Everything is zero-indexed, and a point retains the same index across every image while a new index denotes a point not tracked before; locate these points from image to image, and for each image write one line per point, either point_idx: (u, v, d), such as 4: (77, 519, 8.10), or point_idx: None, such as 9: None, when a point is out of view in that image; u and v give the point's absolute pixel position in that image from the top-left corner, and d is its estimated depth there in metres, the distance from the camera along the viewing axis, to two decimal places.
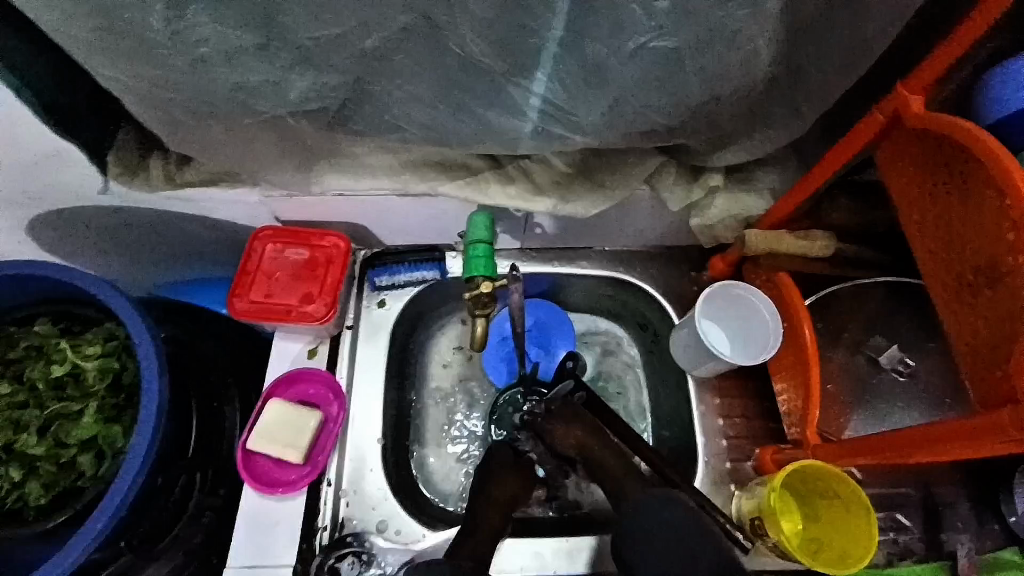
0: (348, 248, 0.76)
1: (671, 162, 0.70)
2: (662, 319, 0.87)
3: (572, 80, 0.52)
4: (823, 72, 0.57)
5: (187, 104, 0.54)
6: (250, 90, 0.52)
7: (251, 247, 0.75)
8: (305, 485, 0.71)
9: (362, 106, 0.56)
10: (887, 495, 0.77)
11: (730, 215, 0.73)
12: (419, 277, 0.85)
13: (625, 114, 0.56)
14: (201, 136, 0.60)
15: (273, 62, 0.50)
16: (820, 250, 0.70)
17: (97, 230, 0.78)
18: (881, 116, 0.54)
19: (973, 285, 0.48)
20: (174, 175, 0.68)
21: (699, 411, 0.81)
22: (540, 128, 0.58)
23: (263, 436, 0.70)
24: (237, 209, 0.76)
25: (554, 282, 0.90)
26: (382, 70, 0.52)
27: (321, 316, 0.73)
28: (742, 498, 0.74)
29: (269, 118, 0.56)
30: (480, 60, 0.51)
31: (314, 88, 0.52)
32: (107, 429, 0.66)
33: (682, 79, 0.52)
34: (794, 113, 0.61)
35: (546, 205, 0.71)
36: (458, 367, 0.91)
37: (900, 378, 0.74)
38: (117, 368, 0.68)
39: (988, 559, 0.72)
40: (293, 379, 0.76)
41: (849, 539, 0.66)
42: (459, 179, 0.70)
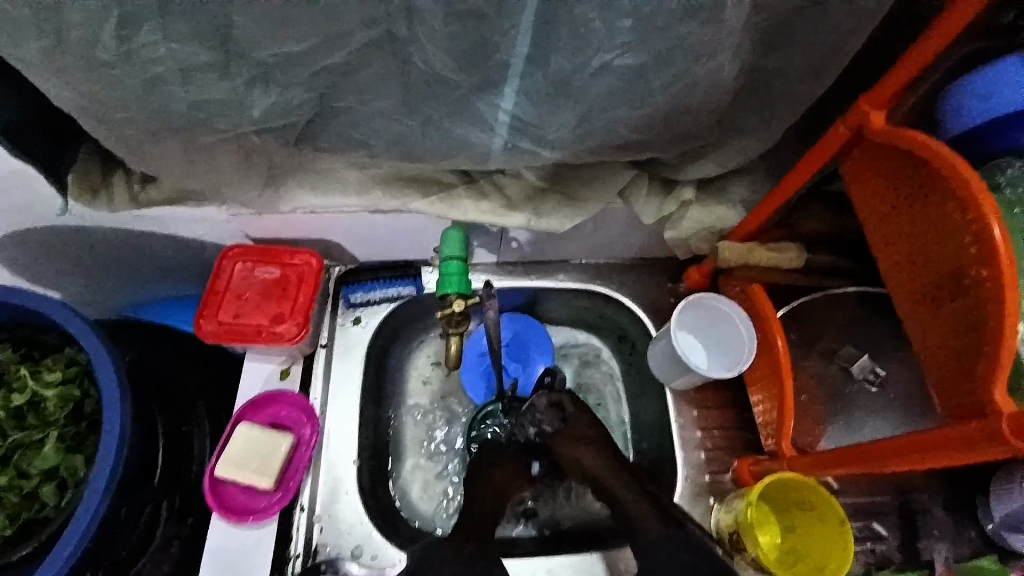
0: (320, 265, 0.74)
1: (643, 175, 0.70)
2: (639, 331, 0.87)
3: (540, 96, 0.52)
4: (787, 87, 0.57)
5: (147, 124, 0.53)
6: (211, 109, 0.51)
7: (219, 266, 0.73)
8: (277, 511, 0.69)
9: (328, 123, 0.55)
10: (865, 504, 0.77)
11: (704, 227, 0.74)
12: (394, 293, 0.84)
13: (594, 129, 0.56)
14: (163, 156, 0.58)
15: (234, 79, 0.49)
16: (791, 261, 0.71)
17: (57, 251, 0.76)
18: (844, 129, 0.54)
19: (937, 297, 0.48)
20: (138, 196, 0.67)
21: (678, 424, 0.81)
22: (510, 143, 0.58)
23: (231, 462, 0.67)
24: (205, 227, 0.74)
25: (531, 295, 0.89)
26: (347, 87, 0.51)
27: (293, 336, 0.71)
28: (720, 511, 0.74)
29: (234, 136, 0.55)
30: (447, 76, 0.50)
31: (278, 105, 0.52)
32: (68, 459, 0.63)
33: (649, 95, 0.52)
34: (761, 127, 0.62)
35: (521, 220, 0.71)
36: (437, 383, 0.89)
37: (870, 388, 0.75)
38: (78, 396, 0.65)
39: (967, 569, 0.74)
40: (262, 401, 0.74)
41: (826, 551, 0.66)
42: (432, 195, 0.69)
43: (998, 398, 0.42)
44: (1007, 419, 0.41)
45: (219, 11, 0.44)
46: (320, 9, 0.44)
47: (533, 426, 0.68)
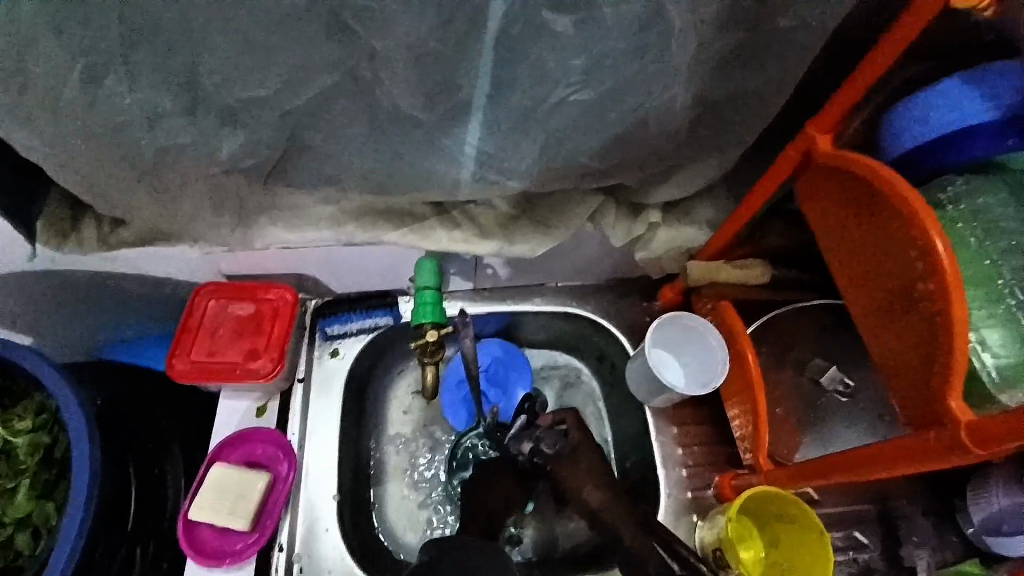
0: (294, 299, 0.74)
1: (609, 201, 0.72)
2: (617, 350, 0.88)
3: (503, 129, 0.54)
4: (740, 113, 0.60)
5: (114, 169, 0.53)
6: (178, 152, 0.51)
7: (192, 303, 0.73)
8: (253, 553, 0.67)
9: (297, 161, 0.56)
10: (845, 513, 0.78)
11: (672, 248, 0.76)
12: (372, 323, 0.84)
13: (558, 159, 0.58)
14: (132, 199, 0.58)
15: (200, 123, 0.49)
16: (757, 277, 0.74)
17: (26, 295, 0.75)
18: (794, 153, 0.57)
19: (889, 311, 0.50)
20: (109, 237, 0.66)
21: (659, 442, 0.82)
22: (478, 175, 0.59)
23: (206, 504, 0.66)
24: (178, 264, 0.74)
25: (509, 320, 0.90)
26: (313, 126, 0.52)
27: (267, 372, 0.71)
28: (704, 528, 0.74)
29: (203, 177, 0.56)
30: (411, 113, 0.52)
31: (245, 146, 0.52)
32: (40, 507, 0.62)
33: (608, 125, 0.54)
34: (719, 151, 0.64)
35: (493, 248, 0.72)
36: (418, 412, 0.89)
37: (841, 399, 0.77)
38: (48, 442, 0.64)
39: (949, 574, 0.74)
40: (238, 439, 0.73)
41: (807, 564, 0.66)
42: (404, 227, 0.70)
43: (953, 407, 0.44)
44: (965, 427, 0.43)
45: (184, 59, 0.45)
46: (283, 55, 0.45)
47: (533, 442, 0.71)
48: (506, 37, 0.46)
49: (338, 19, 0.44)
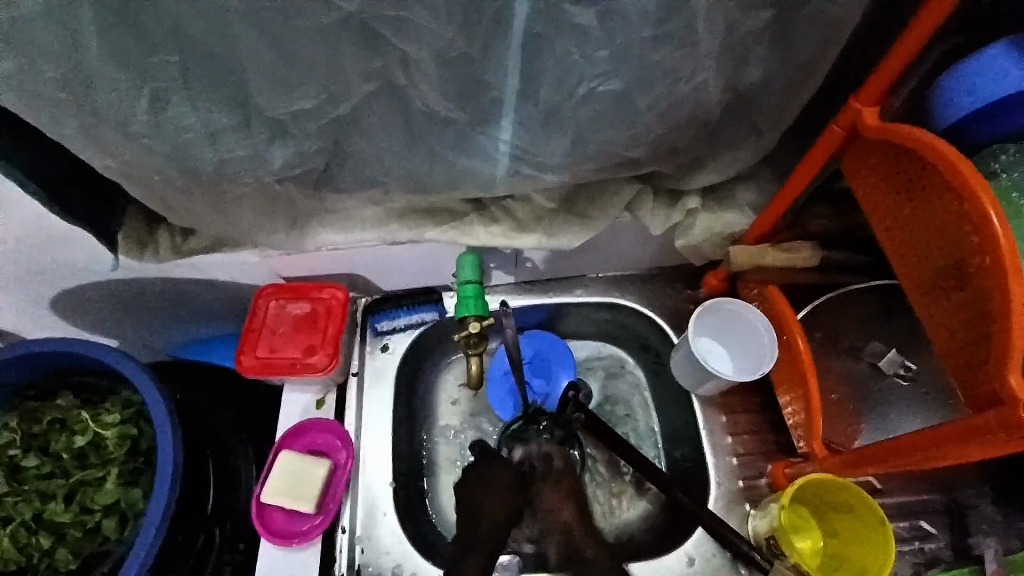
0: (346, 297, 0.79)
1: (647, 187, 0.72)
2: (661, 339, 0.88)
3: (534, 124, 0.55)
4: (776, 92, 0.59)
5: (180, 184, 0.58)
6: (236, 165, 0.56)
7: (256, 304, 0.78)
8: (319, 534, 0.72)
9: (341, 167, 0.60)
10: (910, 503, 0.75)
11: (713, 233, 0.75)
12: (418, 319, 0.87)
13: (590, 150, 0.58)
14: (197, 210, 0.63)
15: (253, 137, 0.54)
16: (805, 261, 0.71)
17: (111, 301, 0.83)
18: (839, 129, 0.55)
19: (943, 287, 0.48)
20: (180, 246, 0.73)
21: (707, 430, 0.81)
22: (512, 171, 0.61)
23: (275, 490, 0.71)
24: (240, 269, 0.79)
25: (550, 312, 0.92)
26: (354, 133, 0.56)
27: (325, 366, 0.76)
28: (757, 517, 0.72)
29: (258, 186, 0.60)
30: (444, 114, 0.54)
31: (294, 155, 0.56)
32: (127, 494, 0.68)
33: (637, 114, 0.55)
34: (754, 131, 0.63)
35: (532, 241, 0.73)
36: (465, 404, 0.92)
37: (903, 382, 0.74)
38: (134, 434, 0.69)
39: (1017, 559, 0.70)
40: (301, 429, 0.77)
41: (868, 553, 0.64)
42: (444, 224, 0.73)
43: (1013, 386, 0.41)
44: None
45: (236, 82, 0.48)
46: (323, 68, 0.48)
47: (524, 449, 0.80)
48: (531, 34, 0.47)
49: (372, 32, 0.46)
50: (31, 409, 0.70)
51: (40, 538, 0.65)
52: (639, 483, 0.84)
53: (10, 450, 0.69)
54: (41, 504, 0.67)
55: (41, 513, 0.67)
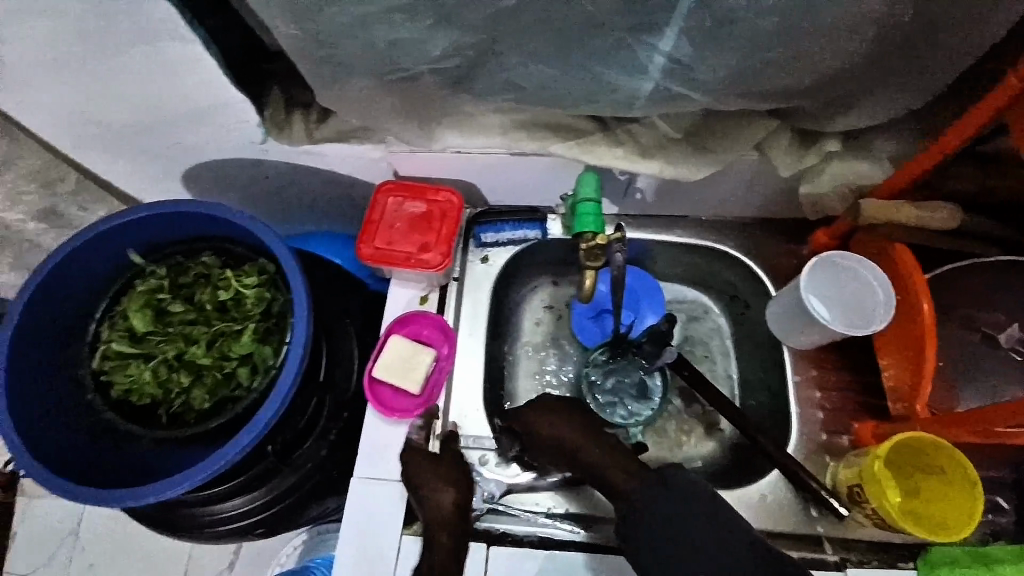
0: (460, 203, 0.82)
1: (786, 127, 0.71)
2: (755, 290, 0.88)
3: (701, 37, 0.54)
4: (956, 31, 0.56)
5: (341, 62, 0.61)
6: (401, 46, 0.58)
7: (375, 199, 0.81)
8: (419, 413, 0.77)
9: (491, 66, 0.61)
10: (989, 477, 0.74)
11: (843, 182, 0.73)
12: (521, 235, 0.89)
13: (751, 69, 0.57)
14: (347, 91, 0.66)
15: (421, 21, 0.55)
16: (942, 221, 0.68)
17: (242, 182, 0.88)
18: (1016, 82, 0.52)
19: None
20: (313, 132, 0.76)
21: (794, 381, 0.82)
22: (661, 86, 0.61)
23: (387, 366, 0.77)
24: (362, 165, 0.83)
25: (647, 249, 0.92)
26: (516, 31, 0.57)
27: (437, 264, 0.79)
28: (838, 467, 0.74)
29: (411, 75, 0.62)
30: (608, 18, 0.54)
31: (454, 45, 0.58)
32: (260, 349, 0.74)
33: (811, 34, 0.53)
34: (924, 72, 0.60)
35: (653, 168, 0.73)
36: (548, 324, 0.97)
37: (1019, 357, 0.71)
38: (269, 298, 0.75)
39: None
40: (406, 320, 0.82)
41: (949, 510, 0.65)
42: (569, 141, 0.74)
43: None
44: None
45: None
46: None
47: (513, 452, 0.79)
48: None
49: None
50: (179, 262, 0.78)
51: (182, 375, 0.73)
52: (710, 424, 0.88)
53: (157, 295, 0.76)
54: (184, 346, 0.75)
55: (182, 354, 0.75)
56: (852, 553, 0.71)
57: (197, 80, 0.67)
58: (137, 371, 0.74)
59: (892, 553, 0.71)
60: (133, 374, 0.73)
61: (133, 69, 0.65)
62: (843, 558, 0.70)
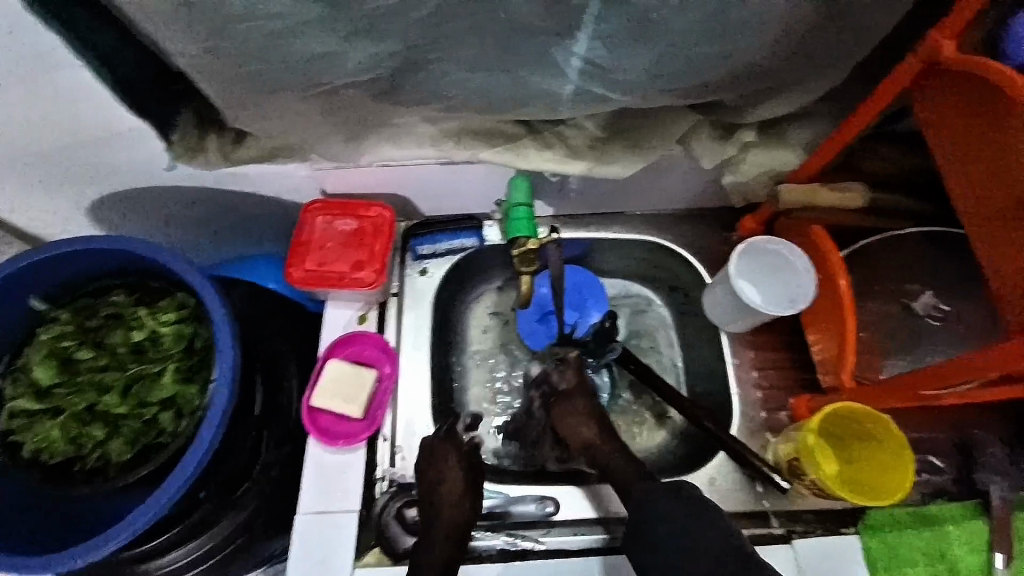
0: (393, 218, 0.79)
1: (704, 121, 0.73)
2: (694, 280, 0.91)
3: (616, 38, 0.55)
4: (850, 23, 0.59)
5: (253, 80, 0.58)
6: (312, 62, 0.56)
7: (302, 219, 0.78)
8: (366, 438, 0.74)
9: (413, 76, 0.60)
10: (919, 438, 0.79)
11: (763, 171, 0.76)
12: (459, 244, 0.89)
13: (666, 67, 0.58)
14: (260, 109, 0.63)
15: (332, 34, 0.53)
16: (853, 201, 0.72)
17: (157, 212, 0.83)
18: (917, 63, 0.55)
19: (1015, 221, 0.50)
20: (230, 153, 0.72)
21: (733, 363, 0.85)
22: (582, 88, 0.61)
23: (326, 393, 0.73)
24: (288, 184, 0.79)
25: (587, 247, 0.93)
26: (433, 38, 0.55)
27: (371, 282, 0.77)
28: (777, 443, 0.77)
29: (329, 90, 0.60)
30: (524, 22, 0.53)
31: (369, 57, 0.56)
32: (183, 390, 0.70)
33: (719, 32, 0.55)
34: (825, 63, 0.63)
35: (582, 168, 0.74)
36: (495, 330, 0.96)
37: (935, 322, 0.76)
38: (190, 334, 0.71)
39: None
40: (344, 341, 0.79)
41: (881, 475, 0.68)
42: (498, 146, 0.73)
43: None
44: None
45: None
46: None
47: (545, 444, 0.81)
48: None
49: None
50: (86, 304, 0.72)
51: (96, 428, 0.68)
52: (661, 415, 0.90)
53: (63, 342, 0.71)
54: (96, 398, 0.69)
55: (96, 405, 0.69)
56: (799, 524, 0.74)
57: (93, 107, 0.62)
58: (46, 428, 0.67)
59: (835, 519, 0.74)
60: (41, 432, 0.67)
61: (18, 100, 0.60)
62: (789, 531, 0.74)
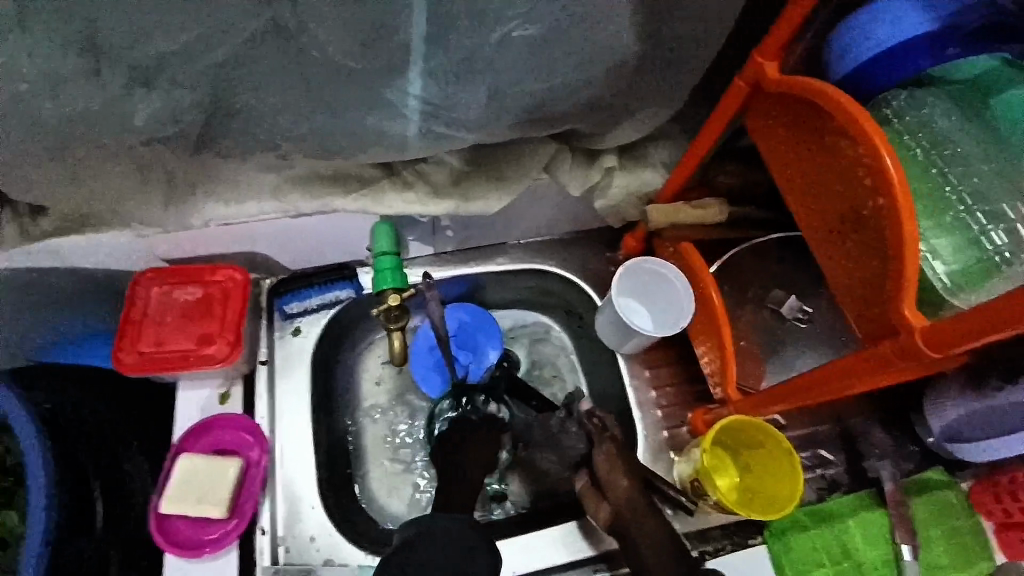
0: (245, 279, 0.70)
1: (565, 148, 0.70)
2: (584, 304, 0.89)
3: (443, 73, 0.51)
4: (685, 45, 0.58)
5: (22, 150, 0.49)
6: (91, 123, 0.48)
7: (132, 293, 0.68)
8: (233, 539, 0.66)
9: (228, 128, 0.53)
10: (809, 434, 0.82)
11: (630, 193, 0.75)
12: (332, 297, 0.81)
13: (505, 102, 0.55)
14: (44, 182, 0.53)
15: (107, 89, 0.46)
16: (714, 216, 0.73)
17: None
18: (744, 83, 0.56)
19: (841, 231, 0.52)
20: (30, 229, 0.60)
21: (632, 386, 0.84)
22: (425, 129, 0.57)
23: (178, 497, 0.65)
24: (112, 254, 0.68)
25: (471, 283, 0.89)
26: (239, 84, 0.49)
27: (224, 356, 0.67)
28: (680, 463, 0.76)
29: (131, 151, 0.52)
30: (340, 62, 0.49)
31: (165, 112, 0.48)
32: (3, 517, 0.64)
33: (552, 65, 0.53)
34: (671, 87, 0.63)
35: (450, 206, 0.70)
36: (391, 381, 0.88)
37: (801, 325, 0.79)
38: (2, 451, 0.66)
39: (914, 481, 0.76)
40: (202, 429, 0.70)
41: (776, 483, 0.69)
42: (353, 192, 0.67)
43: (909, 316, 0.45)
44: (919, 334, 0.45)
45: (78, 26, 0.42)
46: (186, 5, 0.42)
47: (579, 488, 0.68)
48: None
49: None
50: None
51: None
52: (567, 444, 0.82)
53: None
54: None
55: None
56: (709, 543, 0.75)
57: None
58: None
59: (741, 532, 0.76)
60: None
61: None
62: (702, 552, 0.73)
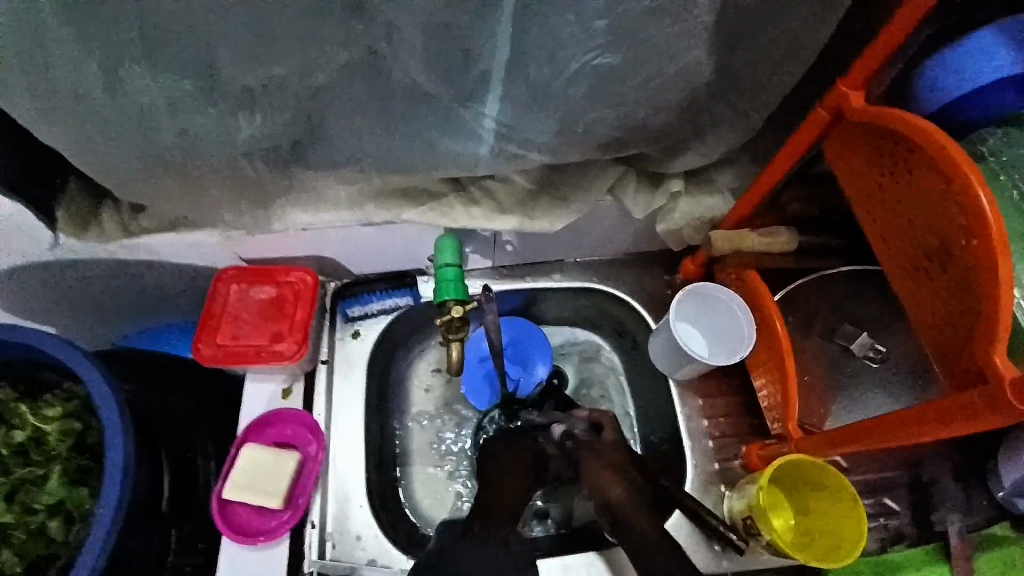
0: (315, 281, 0.74)
1: (632, 170, 0.71)
2: (638, 327, 0.88)
3: (519, 98, 0.53)
4: (761, 74, 0.58)
5: (135, 158, 0.54)
6: (196, 136, 0.52)
7: (215, 289, 0.72)
8: (288, 530, 0.69)
9: (315, 143, 0.56)
10: (873, 480, 0.77)
11: (694, 217, 0.74)
12: (391, 304, 0.84)
13: (576, 127, 0.56)
14: (148, 187, 0.58)
15: (214, 106, 0.50)
16: (781, 247, 0.71)
17: (54, 292, 0.76)
18: (825, 113, 0.55)
19: (929, 270, 0.49)
20: (129, 225, 0.66)
21: (684, 414, 0.82)
22: (497, 149, 0.58)
23: (240, 485, 0.68)
24: (196, 252, 0.73)
25: (527, 297, 0.90)
26: (329, 103, 0.52)
27: (293, 354, 0.71)
28: (733, 498, 0.74)
29: (226, 163, 0.56)
30: (423, 86, 0.51)
31: (262, 128, 0.52)
32: (74, 493, 0.64)
33: (626, 93, 0.54)
34: (741, 115, 0.62)
35: (512, 223, 0.71)
36: (440, 389, 0.89)
37: (873, 364, 0.75)
38: (79, 429, 0.65)
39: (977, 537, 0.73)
40: (268, 420, 0.74)
41: (837, 530, 0.66)
42: (423, 206, 0.69)
43: (999, 365, 0.43)
44: (1009, 385, 0.42)
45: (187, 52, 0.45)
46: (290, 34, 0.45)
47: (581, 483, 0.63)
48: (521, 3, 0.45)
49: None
50: None
51: None
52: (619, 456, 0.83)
53: None
54: None
55: None
56: None
57: None
58: None
59: None
60: None
61: None
62: None
